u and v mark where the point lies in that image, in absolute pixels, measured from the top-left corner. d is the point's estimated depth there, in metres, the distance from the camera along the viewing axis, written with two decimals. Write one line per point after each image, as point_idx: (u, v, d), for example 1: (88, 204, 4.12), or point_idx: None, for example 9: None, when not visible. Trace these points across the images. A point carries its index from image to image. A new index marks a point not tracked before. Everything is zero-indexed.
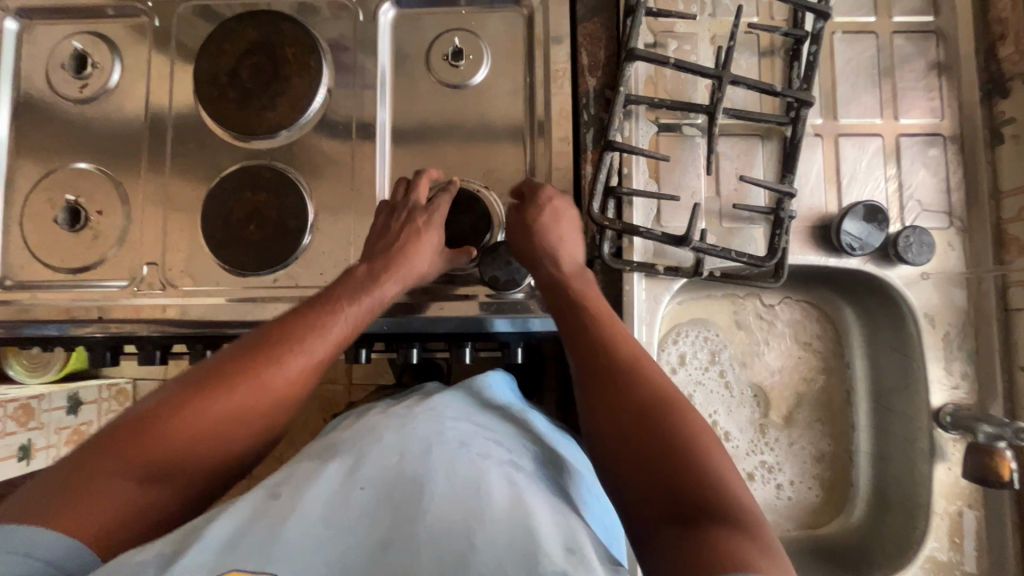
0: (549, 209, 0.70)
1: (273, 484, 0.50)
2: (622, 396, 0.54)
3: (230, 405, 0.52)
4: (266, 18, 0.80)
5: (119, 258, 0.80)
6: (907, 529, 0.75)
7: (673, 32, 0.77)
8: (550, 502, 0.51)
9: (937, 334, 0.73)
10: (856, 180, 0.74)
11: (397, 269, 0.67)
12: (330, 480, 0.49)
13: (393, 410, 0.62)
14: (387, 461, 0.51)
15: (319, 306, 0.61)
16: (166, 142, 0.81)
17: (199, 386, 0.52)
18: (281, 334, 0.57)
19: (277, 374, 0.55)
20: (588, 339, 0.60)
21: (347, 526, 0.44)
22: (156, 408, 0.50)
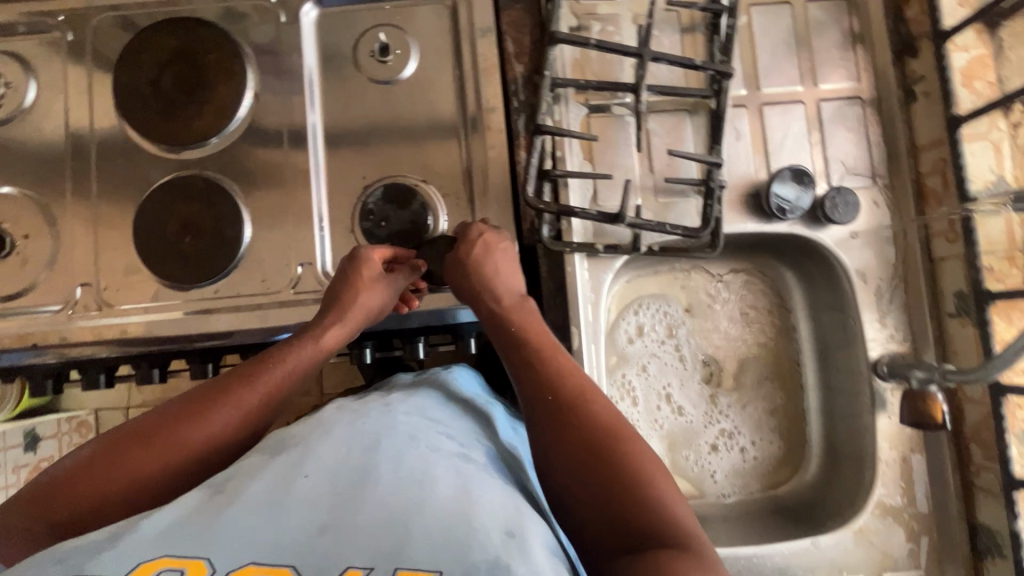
0: (479, 245, 0.66)
1: (221, 480, 0.47)
2: (559, 405, 0.53)
3: (153, 461, 0.51)
4: (184, 25, 0.78)
5: (50, 282, 0.77)
6: (858, 479, 0.78)
7: (596, 14, 0.78)
8: (499, 484, 0.50)
9: (869, 290, 0.76)
10: (782, 147, 0.77)
11: (340, 313, 0.65)
12: (272, 471, 0.46)
13: (346, 404, 0.59)
14: (334, 451, 0.48)
15: (259, 358, 0.60)
16: (90, 159, 0.79)
17: (128, 438, 0.52)
18: (217, 387, 0.56)
19: (206, 427, 0.53)
20: (525, 344, 0.59)
21: (286, 514, 0.42)
22: (86, 461, 0.50)
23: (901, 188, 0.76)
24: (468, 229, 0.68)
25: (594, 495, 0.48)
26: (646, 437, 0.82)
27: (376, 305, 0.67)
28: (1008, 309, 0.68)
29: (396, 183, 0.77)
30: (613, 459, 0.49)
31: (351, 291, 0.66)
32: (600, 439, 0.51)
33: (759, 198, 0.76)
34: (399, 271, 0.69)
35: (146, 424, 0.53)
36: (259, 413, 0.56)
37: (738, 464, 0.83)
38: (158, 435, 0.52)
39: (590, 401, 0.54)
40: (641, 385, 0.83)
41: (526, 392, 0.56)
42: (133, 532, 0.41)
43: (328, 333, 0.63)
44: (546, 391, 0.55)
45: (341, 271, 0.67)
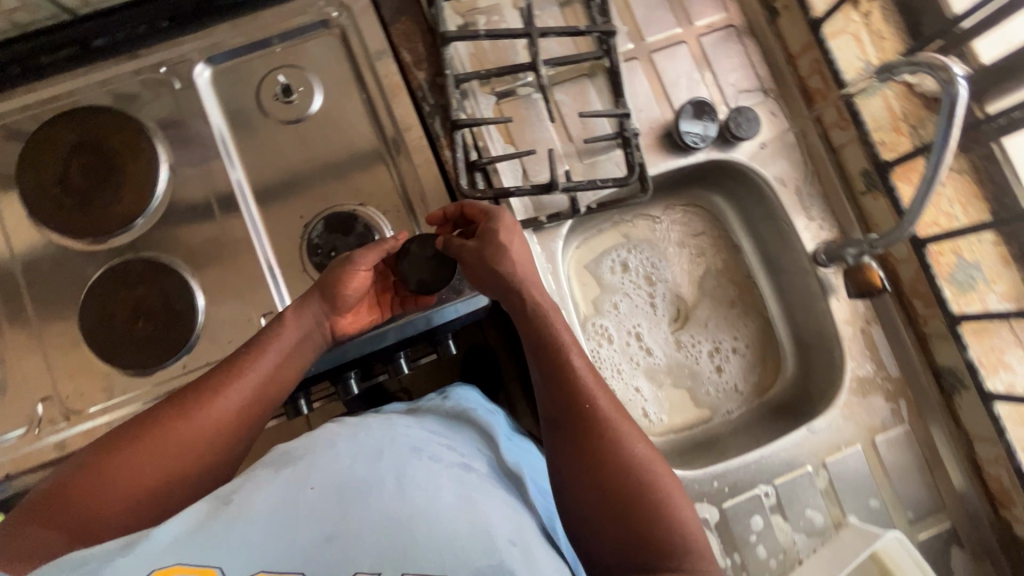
0: (510, 231, 0.67)
1: (227, 491, 0.48)
2: (578, 415, 0.58)
3: (192, 431, 0.59)
4: (77, 115, 0.76)
5: (6, 407, 0.74)
6: (828, 362, 0.84)
7: (478, 9, 0.82)
8: (499, 498, 0.52)
9: (790, 192, 0.83)
10: (679, 85, 0.83)
11: (299, 307, 0.67)
12: (277, 482, 0.47)
13: (346, 419, 0.59)
14: (338, 461, 0.49)
15: (220, 368, 0.63)
16: (17, 273, 0.76)
17: (160, 417, 0.59)
18: (183, 401, 0.60)
19: (198, 432, 0.59)
20: (536, 347, 0.62)
21: (295, 526, 0.43)
22: (125, 439, 0.57)
23: (789, 94, 0.84)
24: (500, 214, 0.68)
25: (598, 499, 0.54)
26: (633, 377, 0.87)
27: (341, 293, 0.68)
28: (908, 172, 0.75)
29: (334, 213, 0.78)
30: (626, 479, 0.54)
31: (327, 285, 0.68)
32: (608, 456, 0.55)
33: (672, 136, 0.81)
34: (369, 253, 0.69)
35: (119, 442, 0.57)
36: (233, 420, 0.61)
37: (736, 369, 0.90)
38: (170, 428, 0.58)
39: (595, 412, 0.57)
40: (614, 325, 0.88)
41: (544, 395, 0.60)
42: (145, 540, 0.43)
43: (289, 331, 0.66)
44: (562, 395, 0.59)
45: (335, 269, 0.69)
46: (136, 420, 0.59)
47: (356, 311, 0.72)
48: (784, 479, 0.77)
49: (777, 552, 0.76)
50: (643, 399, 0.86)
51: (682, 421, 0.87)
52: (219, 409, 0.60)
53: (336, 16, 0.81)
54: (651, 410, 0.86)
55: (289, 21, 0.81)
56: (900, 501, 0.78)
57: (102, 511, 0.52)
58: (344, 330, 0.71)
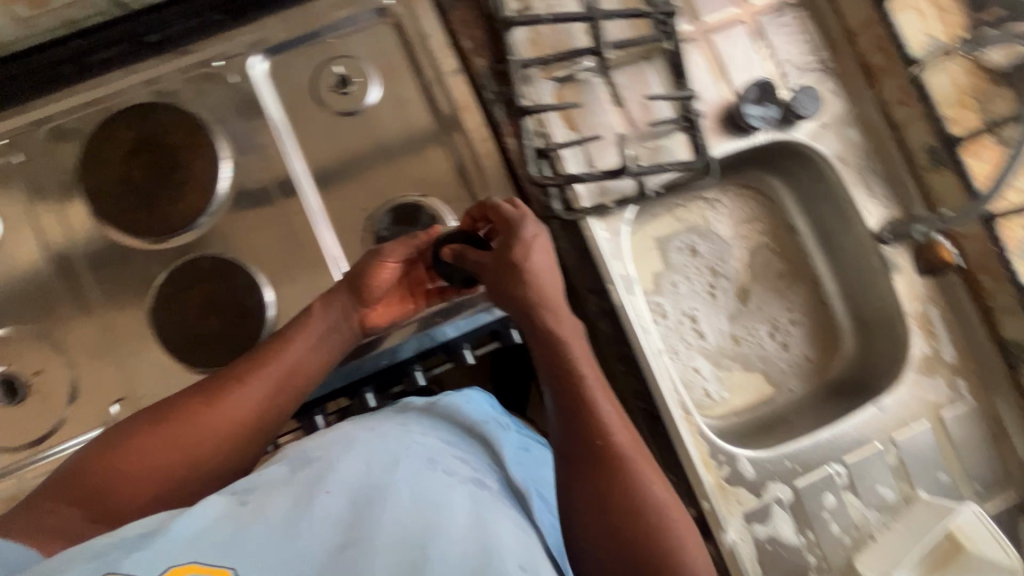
0: (526, 246, 0.67)
1: (244, 489, 0.52)
2: (595, 438, 0.61)
3: (209, 420, 0.63)
4: (137, 112, 0.75)
5: (80, 409, 0.74)
6: (892, 339, 0.85)
7: None
8: (506, 515, 0.56)
9: (852, 170, 0.82)
10: (739, 67, 0.82)
11: (327, 300, 0.70)
12: (294, 488, 0.52)
13: (364, 422, 0.64)
14: (353, 471, 0.53)
15: (231, 371, 0.66)
16: (82, 272, 0.75)
17: (183, 405, 0.63)
18: (196, 399, 0.63)
19: (215, 424, 0.63)
20: (555, 364, 0.65)
21: (310, 527, 0.47)
22: (148, 423, 0.62)
23: (850, 73, 0.83)
24: (520, 229, 0.68)
25: (602, 513, 0.58)
26: (690, 358, 0.88)
27: (369, 284, 0.70)
28: (976, 147, 0.77)
29: (399, 205, 0.77)
30: (630, 508, 0.58)
31: (353, 280, 0.70)
32: (618, 484, 0.59)
33: (735, 117, 0.80)
34: (397, 246, 0.71)
35: (136, 430, 0.61)
36: (249, 416, 0.64)
37: (800, 344, 0.91)
38: (190, 417, 0.62)
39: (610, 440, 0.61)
40: (672, 307, 0.88)
41: (561, 413, 0.64)
42: (165, 534, 0.44)
43: (312, 328, 0.68)
44: (575, 416, 0.63)
45: (365, 261, 0.71)
46: (150, 412, 0.63)
47: (386, 302, 0.75)
48: (855, 457, 0.78)
49: (850, 529, 0.76)
50: (704, 379, 0.88)
51: (743, 403, 0.88)
52: (231, 413, 0.63)
53: (391, 5, 0.79)
54: (712, 389, 0.88)
55: (343, 11, 0.79)
56: (967, 475, 0.79)
57: (123, 485, 0.58)
58: (375, 322, 0.74)
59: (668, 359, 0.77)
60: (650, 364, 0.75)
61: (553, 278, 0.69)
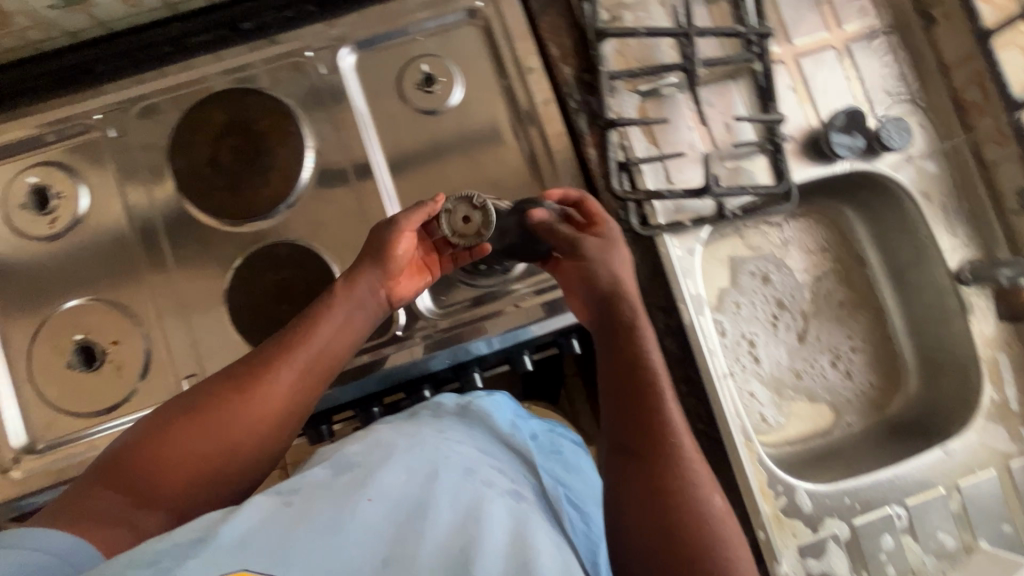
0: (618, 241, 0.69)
1: (287, 490, 0.52)
2: (653, 449, 0.57)
3: (239, 408, 0.60)
4: (228, 96, 0.77)
5: (152, 381, 0.76)
6: (962, 383, 0.83)
7: (624, 4, 0.80)
8: (547, 532, 0.55)
9: (935, 207, 0.81)
10: (827, 93, 0.80)
11: (351, 278, 0.67)
12: (338, 492, 0.51)
13: (402, 429, 0.65)
14: (395, 479, 0.54)
15: (259, 356, 0.63)
16: (164, 248, 0.77)
17: (212, 393, 0.60)
18: (222, 393, 0.60)
19: (245, 412, 0.60)
20: (617, 369, 0.62)
21: (353, 533, 0.47)
22: (178, 413, 0.59)
23: (941, 107, 0.81)
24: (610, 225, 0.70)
25: (656, 521, 0.53)
26: (746, 382, 0.86)
27: (389, 254, 0.68)
28: None
29: None
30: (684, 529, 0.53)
31: (372, 256, 0.68)
32: (676, 502, 0.54)
33: (819, 143, 0.79)
34: (411, 214, 0.68)
35: (166, 422, 0.58)
36: (280, 402, 0.61)
37: (862, 379, 0.89)
38: (219, 406, 0.59)
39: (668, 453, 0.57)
40: (735, 330, 0.87)
41: (617, 421, 0.60)
42: (215, 539, 0.44)
43: (341, 307, 0.66)
44: (631, 424, 0.59)
45: (382, 232, 0.68)
46: (174, 407, 0.60)
47: (408, 274, 0.72)
48: (916, 500, 0.76)
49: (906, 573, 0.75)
50: (760, 405, 0.86)
51: (800, 433, 0.87)
52: (260, 409, 0.60)
53: (481, 6, 0.80)
54: (769, 414, 0.87)
55: (433, 9, 0.80)
56: None
57: (156, 480, 0.55)
58: (400, 295, 0.71)
59: (733, 383, 0.76)
60: (715, 387, 0.74)
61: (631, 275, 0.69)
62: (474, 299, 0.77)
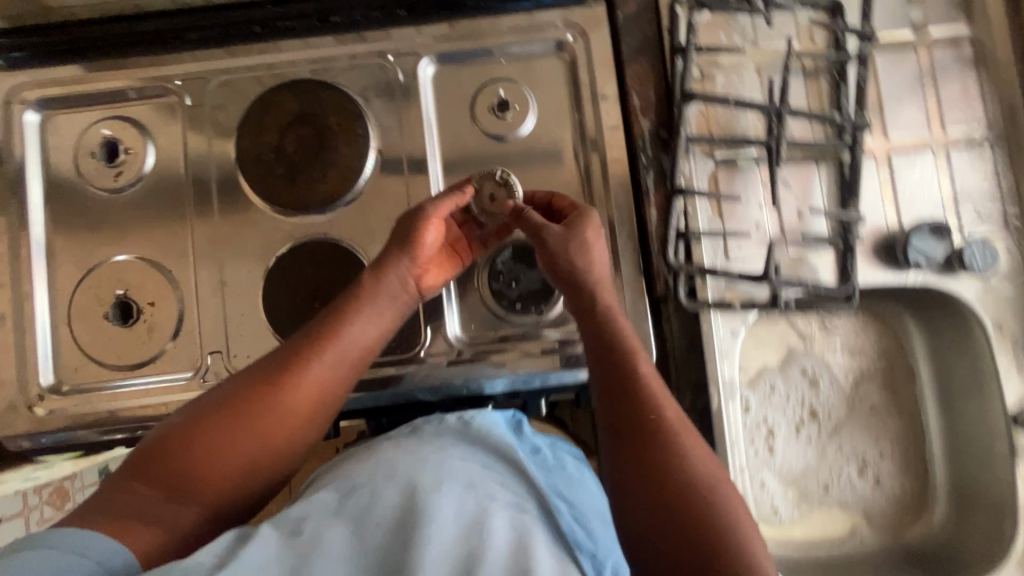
0: (596, 232, 0.68)
1: (298, 515, 0.54)
2: (677, 488, 0.55)
3: (268, 405, 0.60)
4: (305, 87, 0.77)
5: (180, 347, 0.77)
6: (995, 528, 0.77)
7: (719, 64, 0.76)
8: (554, 545, 0.53)
9: (1006, 340, 0.75)
10: (913, 197, 0.76)
11: (381, 265, 0.68)
12: (345, 518, 0.53)
13: (408, 442, 0.64)
14: (396, 497, 0.54)
15: (291, 349, 0.63)
16: (213, 222, 0.78)
17: (242, 390, 0.60)
18: (258, 390, 0.60)
19: (276, 407, 0.60)
20: (624, 411, 0.61)
21: (362, 556, 0.50)
22: (209, 409, 0.59)
23: None
24: (589, 213, 0.70)
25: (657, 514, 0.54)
26: (757, 472, 0.82)
27: (418, 241, 0.68)
28: None
29: (522, 243, 0.75)
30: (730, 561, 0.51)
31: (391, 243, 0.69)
32: (716, 535, 0.52)
33: (893, 248, 0.75)
34: (441, 202, 0.69)
35: (197, 418, 0.59)
36: (311, 398, 0.61)
37: (887, 496, 0.84)
38: (249, 401, 0.59)
39: (692, 489, 0.55)
40: (763, 418, 0.83)
41: (627, 467, 0.58)
42: (234, 566, 0.47)
43: (373, 298, 0.66)
44: (645, 470, 0.57)
45: (410, 218, 0.69)
46: (209, 401, 0.60)
47: (437, 264, 0.72)
48: None
49: None
50: (773, 499, 0.83)
51: (808, 537, 0.83)
52: (292, 403, 0.60)
53: (571, 40, 0.78)
54: (781, 507, 0.83)
55: (522, 36, 0.79)
56: None
57: (187, 475, 0.56)
58: (430, 286, 0.71)
59: (748, 477, 0.73)
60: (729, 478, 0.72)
61: (608, 270, 0.69)
62: (503, 335, 0.75)
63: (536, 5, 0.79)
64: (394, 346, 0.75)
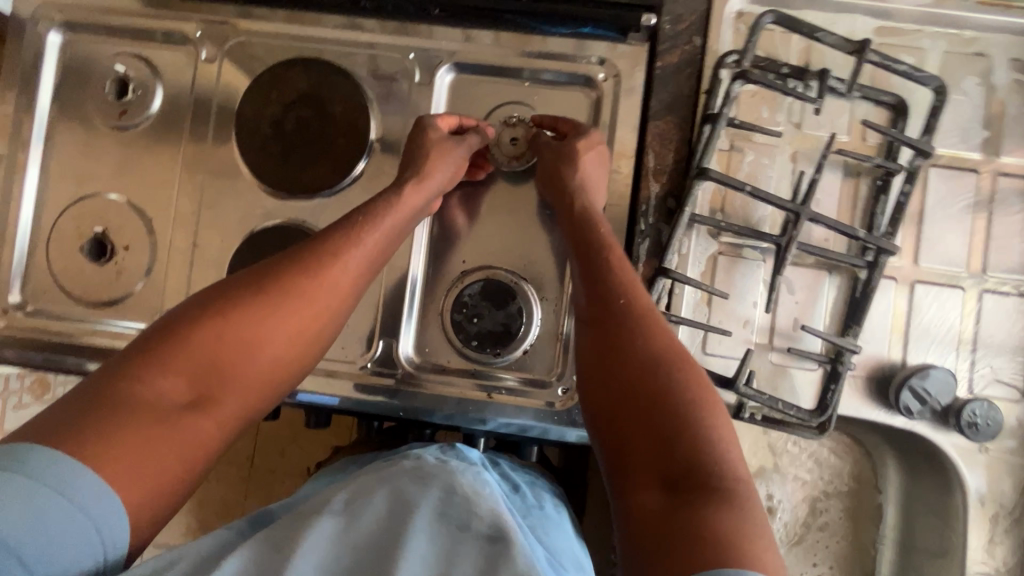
0: (591, 144, 0.68)
1: (268, 535, 0.47)
2: (643, 372, 0.51)
3: (292, 282, 0.56)
4: (318, 68, 0.75)
5: (142, 297, 0.77)
6: None
7: (752, 141, 0.70)
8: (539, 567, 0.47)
9: (983, 514, 0.68)
10: (925, 334, 0.69)
11: (419, 178, 0.66)
12: (322, 531, 0.46)
13: (386, 463, 0.58)
14: (377, 519, 0.48)
15: (319, 242, 0.59)
16: (200, 181, 0.77)
17: (265, 271, 0.56)
18: (278, 276, 0.56)
19: (300, 288, 0.56)
20: (596, 298, 0.57)
21: None
22: (227, 286, 0.55)
23: None
24: (589, 129, 0.69)
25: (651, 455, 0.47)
26: None
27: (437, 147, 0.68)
28: None
29: (495, 280, 0.72)
30: (698, 439, 0.47)
31: (418, 152, 0.68)
32: (685, 425, 0.47)
33: (886, 383, 0.68)
34: (473, 134, 0.71)
35: (214, 296, 0.54)
36: (337, 287, 0.58)
37: None
38: (270, 279, 0.56)
39: (661, 374, 0.50)
40: None
41: (595, 358, 0.54)
42: None
43: (401, 207, 0.64)
44: (610, 355, 0.53)
45: (432, 136, 0.69)
46: (220, 287, 0.55)
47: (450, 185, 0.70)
48: None
49: None
50: None
51: None
52: (319, 287, 0.57)
53: (602, 79, 0.72)
54: None
55: (552, 62, 0.73)
56: None
57: (198, 346, 0.51)
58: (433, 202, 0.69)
59: None
60: None
61: (599, 187, 0.68)
62: (454, 369, 0.73)
63: (575, 34, 0.73)
64: (344, 350, 0.73)
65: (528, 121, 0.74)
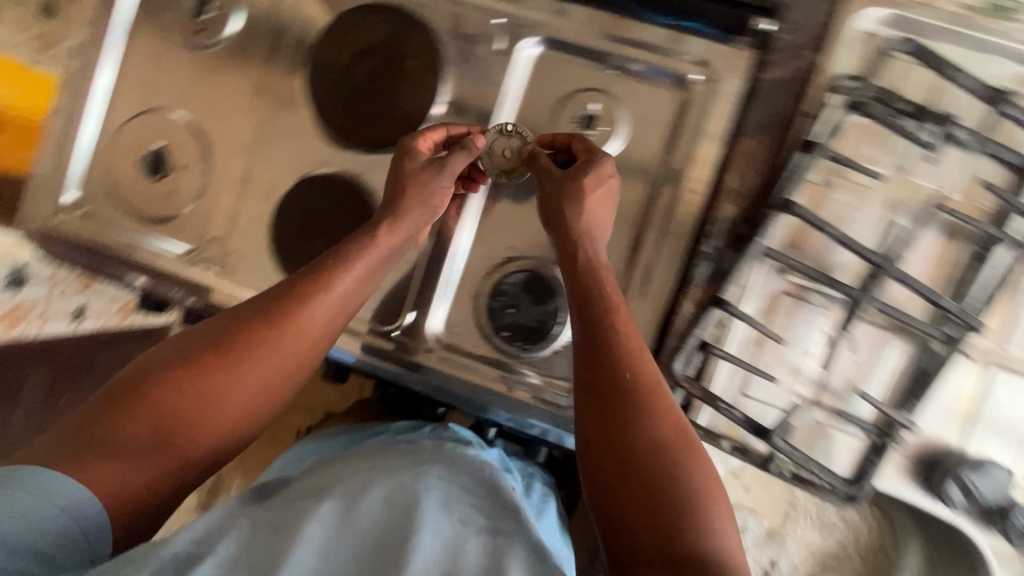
0: (599, 179, 0.60)
1: (269, 517, 0.45)
2: (642, 471, 0.46)
3: (274, 319, 0.53)
4: (399, 18, 0.71)
5: (188, 221, 0.77)
6: None
7: (846, 179, 0.63)
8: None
9: None
10: (992, 426, 0.63)
11: (425, 179, 0.63)
12: (322, 519, 0.43)
13: (390, 453, 0.55)
14: (378, 510, 0.45)
15: (308, 274, 0.56)
16: (262, 115, 0.76)
17: (245, 313, 0.54)
18: (257, 318, 0.53)
19: (283, 327, 0.53)
20: (596, 377, 0.51)
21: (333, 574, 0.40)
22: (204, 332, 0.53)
23: None
24: (602, 156, 0.61)
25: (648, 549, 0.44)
26: None
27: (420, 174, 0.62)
28: None
29: (537, 275, 0.69)
30: (700, 540, 0.43)
31: (397, 189, 0.62)
32: (689, 519, 0.44)
33: (934, 470, 0.63)
34: (460, 155, 0.63)
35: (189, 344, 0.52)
36: (325, 322, 0.55)
37: None
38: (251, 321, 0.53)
39: (661, 465, 0.46)
40: None
41: (586, 447, 0.49)
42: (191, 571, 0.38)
43: (408, 225, 0.61)
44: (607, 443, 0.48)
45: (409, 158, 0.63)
46: (198, 335, 0.53)
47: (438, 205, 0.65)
48: None
49: None
50: None
51: None
52: (304, 323, 0.54)
53: (695, 81, 0.66)
54: None
55: (645, 53, 0.67)
56: None
57: (174, 391, 0.49)
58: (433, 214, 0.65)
59: None
60: None
61: (606, 226, 0.62)
62: (478, 355, 0.71)
63: (677, 25, 0.66)
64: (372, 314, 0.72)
65: (528, 137, 0.67)
